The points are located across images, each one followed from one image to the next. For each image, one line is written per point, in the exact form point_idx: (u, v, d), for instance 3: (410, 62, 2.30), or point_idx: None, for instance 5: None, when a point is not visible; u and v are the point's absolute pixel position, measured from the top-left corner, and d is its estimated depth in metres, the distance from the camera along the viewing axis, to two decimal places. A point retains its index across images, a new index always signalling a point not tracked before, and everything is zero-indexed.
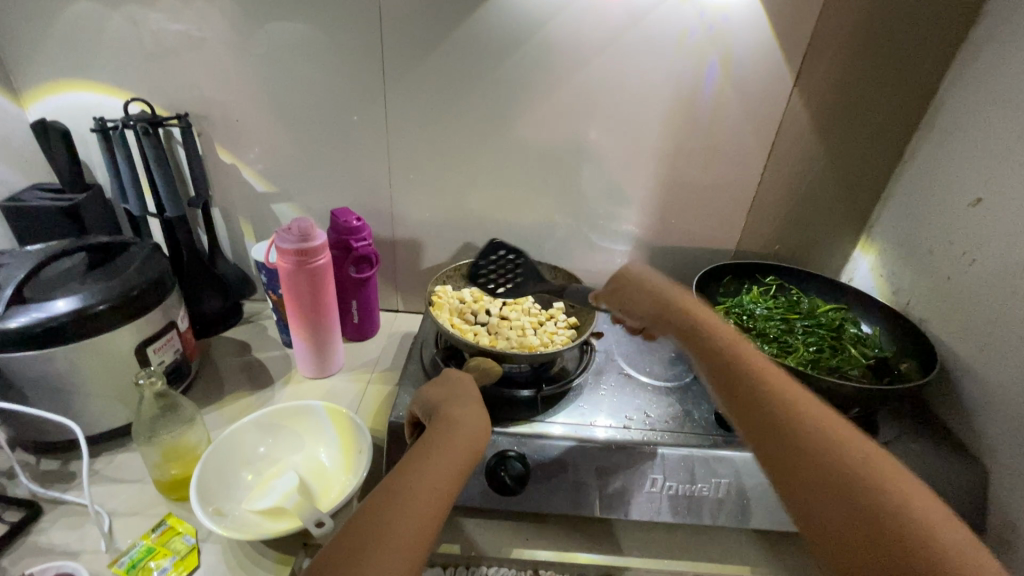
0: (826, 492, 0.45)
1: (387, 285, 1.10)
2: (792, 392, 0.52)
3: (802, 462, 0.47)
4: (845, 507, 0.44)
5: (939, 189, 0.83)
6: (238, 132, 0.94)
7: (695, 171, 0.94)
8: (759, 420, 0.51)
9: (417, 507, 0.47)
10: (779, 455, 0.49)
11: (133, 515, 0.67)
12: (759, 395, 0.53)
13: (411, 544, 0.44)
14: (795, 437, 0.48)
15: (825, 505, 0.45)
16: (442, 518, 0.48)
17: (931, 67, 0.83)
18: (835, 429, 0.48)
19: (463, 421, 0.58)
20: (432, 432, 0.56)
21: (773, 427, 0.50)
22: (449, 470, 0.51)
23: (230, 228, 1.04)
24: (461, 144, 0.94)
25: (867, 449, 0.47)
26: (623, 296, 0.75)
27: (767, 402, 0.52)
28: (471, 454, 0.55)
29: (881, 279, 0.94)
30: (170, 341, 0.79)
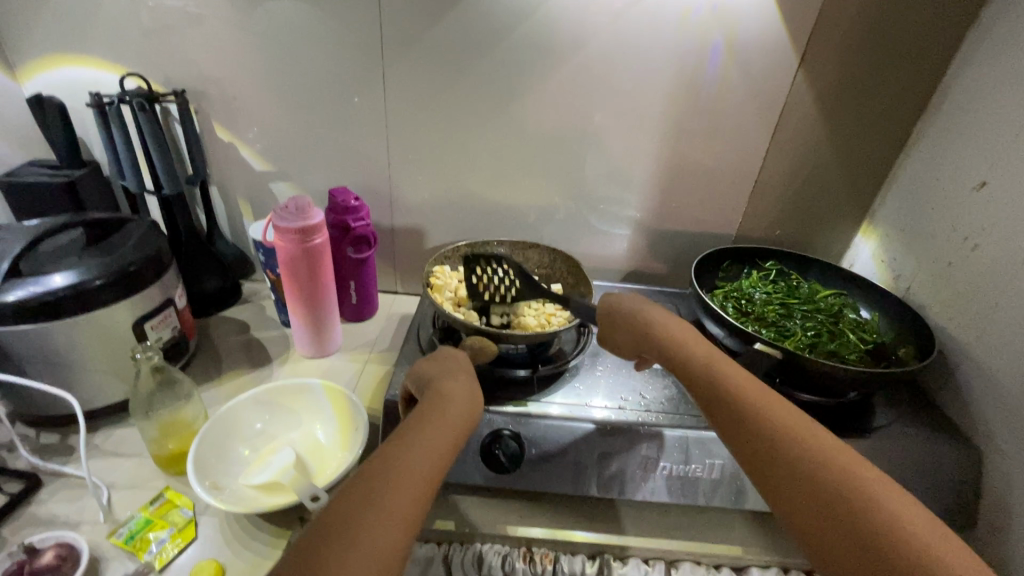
0: (850, 551, 0.44)
1: (386, 267, 1.10)
2: (797, 428, 0.51)
3: (824, 518, 0.46)
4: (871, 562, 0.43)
5: (943, 174, 0.82)
6: (236, 110, 0.93)
7: (697, 153, 0.93)
8: (768, 467, 0.50)
9: (408, 479, 0.47)
10: (796, 508, 0.48)
11: (132, 489, 0.68)
12: (770, 436, 0.51)
13: (401, 516, 0.45)
14: (813, 495, 0.47)
15: (856, 565, 0.43)
16: (433, 491, 0.49)
17: (941, 48, 0.81)
18: (848, 469, 0.47)
19: (455, 396, 0.58)
20: (424, 406, 0.57)
21: (778, 468, 0.50)
22: (439, 444, 0.52)
23: (229, 207, 1.03)
24: (461, 124, 0.93)
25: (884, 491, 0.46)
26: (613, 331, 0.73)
27: (779, 446, 0.50)
28: (462, 429, 0.56)
29: (882, 265, 0.94)
30: (169, 318, 0.79)
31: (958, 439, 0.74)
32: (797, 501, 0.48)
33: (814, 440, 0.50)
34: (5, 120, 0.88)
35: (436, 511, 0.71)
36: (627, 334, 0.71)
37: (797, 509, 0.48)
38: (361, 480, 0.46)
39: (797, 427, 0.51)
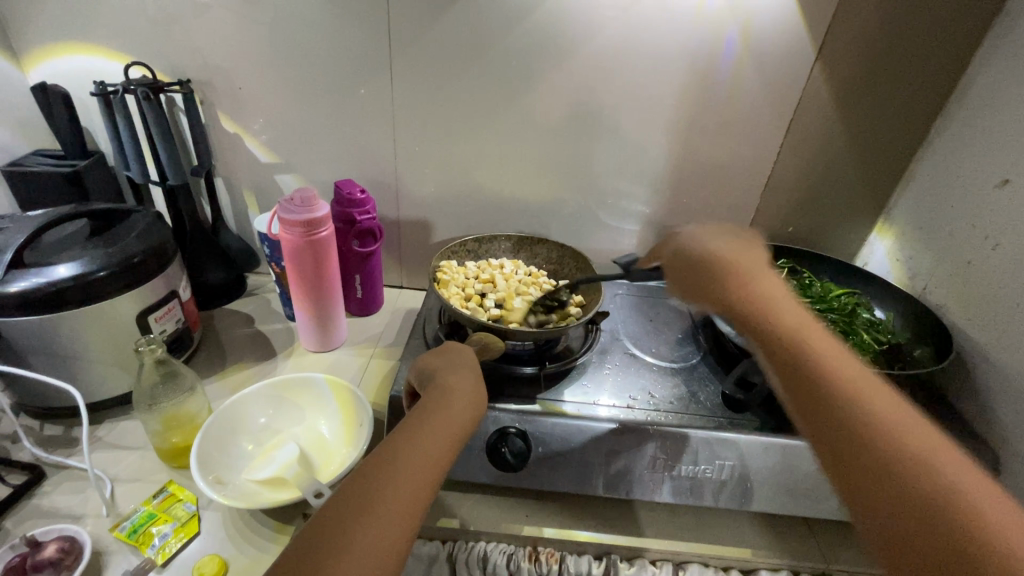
0: (879, 488, 0.40)
1: (392, 260, 1.09)
2: (834, 355, 0.47)
3: (857, 455, 0.42)
4: (907, 501, 0.39)
5: (964, 171, 0.80)
6: (241, 100, 0.92)
7: (710, 148, 0.92)
8: (812, 407, 0.46)
9: (408, 476, 0.46)
10: (834, 441, 0.43)
11: (136, 482, 0.67)
12: (804, 356, 0.47)
13: (401, 514, 0.44)
14: (845, 428, 0.43)
15: (892, 508, 0.39)
16: (435, 487, 0.48)
17: (964, 41, 0.79)
18: (880, 404, 0.44)
19: (459, 390, 0.57)
20: (426, 400, 0.55)
21: (817, 398, 0.45)
22: (441, 438, 0.51)
23: (234, 199, 1.02)
24: (469, 116, 0.92)
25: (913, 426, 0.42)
26: (681, 275, 0.60)
27: (815, 373, 0.46)
28: (465, 425, 0.54)
29: (898, 263, 0.92)
30: (172, 311, 0.78)
31: (975, 443, 0.72)
32: (834, 434, 0.44)
33: (846, 370, 0.46)
34: (10, 109, 0.88)
35: (441, 508, 0.70)
36: (682, 274, 0.59)
37: (834, 441, 0.44)
38: (359, 476, 0.45)
39: (831, 354, 0.47)
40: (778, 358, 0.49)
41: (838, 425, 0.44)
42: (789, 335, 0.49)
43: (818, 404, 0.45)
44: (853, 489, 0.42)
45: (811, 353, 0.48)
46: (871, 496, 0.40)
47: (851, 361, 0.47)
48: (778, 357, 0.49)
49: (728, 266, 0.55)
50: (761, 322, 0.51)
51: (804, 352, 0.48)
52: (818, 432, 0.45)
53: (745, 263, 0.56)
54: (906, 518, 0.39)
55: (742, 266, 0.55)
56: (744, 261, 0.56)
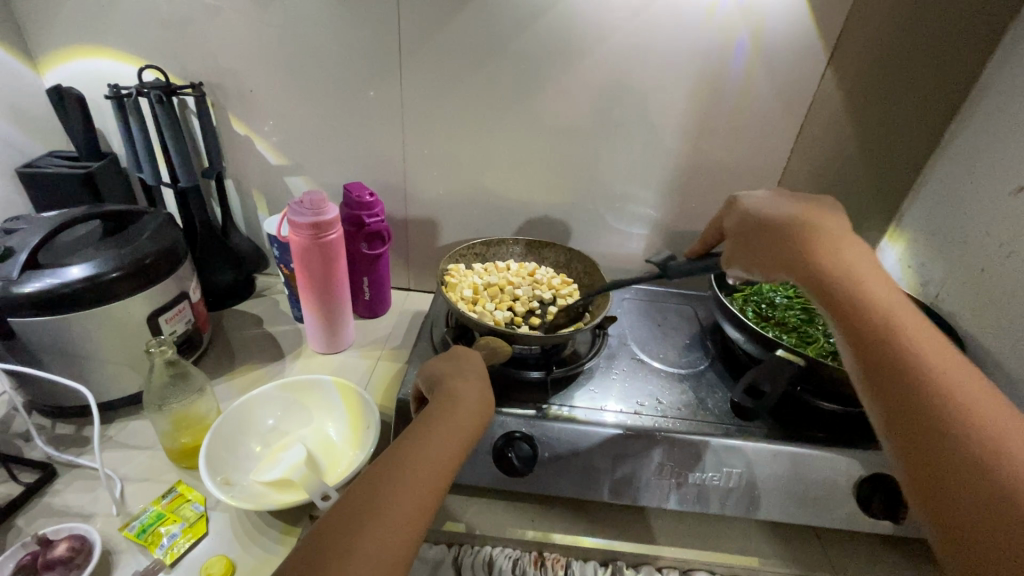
0: (944, 453, 0.40)
1: (400, 263, 1.09)
2: (915, 327, 0.46)
3: (923, 421, 0.41)
4: (966, 468, 0.38)
5: (978, 177, 0.79)
6: (252, 103, 0.93)
7: (720, 153, 0.91)
8: (889, 380, 0.44)
9: (412, 484, 0.46)
10: (901, 407, 0.43)
11: (145, 482, 0.68)
12: (881, 327, 0.47)
13: (404, 522, 0.44)
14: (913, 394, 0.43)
15: (966, 490, 0.38)
16: (440, 495, 0.48)
17: (978, 46, 0.78)
18: (959, 376, 0.42)
19: (465, 397, 0.57)
20: (432, 406, 0.55)
21: (889, 366, 0.45)
22: (447, 445, 0.51)
23: (244, 200, 1.03)
24: (477, 120, 0.92)
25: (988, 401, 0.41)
26: (749, 244, 0.60)
27: (887, 342, 0.46)
28: (471, 432, 0.54)
29: (909, 270, 0.91)
30: (182, 312, 0.79)
31: None
32: (900, 401, 0.43)
33: (923, 341, 0.45)
34: (26, 111, 0.89)
35: (447, 512, 0.70)
36: (759, 245, 0.59)
37: (901, 405, 0.43)
38: (363, 484, 0.45)
39: (910, 325, 0.46)
40: (851, 324, 0.48)
41: (905, 391, 0.43)
42: (866, 306, 0.48)
43: (890, 372, 0.44)
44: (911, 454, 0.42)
45: (884, 320, 0.47)
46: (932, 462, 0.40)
47: (933, 335, 0.46)
48: (850, 325, 0.48)
49: (814, 242, 0.54)
50: (837, 295, 0.50)
51: (879, 323, 0.47)
52: (886, 395, 0.44)
53: (831, 238, 0.54)
54: (963, 483, 0.38)
55: (836, 239, 0.54)
56: (834, 237, 0.54)
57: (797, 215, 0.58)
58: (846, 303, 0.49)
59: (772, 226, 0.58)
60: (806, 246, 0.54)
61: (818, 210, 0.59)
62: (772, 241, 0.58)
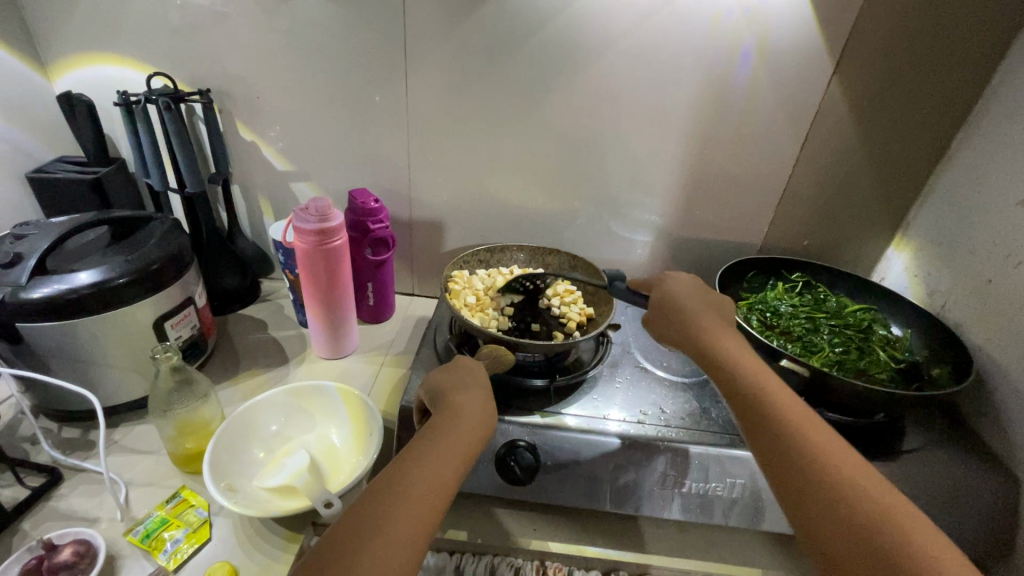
0: (820, 506, 0.45)
1: (404, 268, 1.09)
2: (786, 399, 0.53)
3: (802, 477, 0.47)
4: (839, 514, 0.44)
5: (985, 186, 0.79)
6: (259, 109, 0.94)
7: (724, 161, 0.91)
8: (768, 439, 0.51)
9: (416, 498, 0.46)
10: (781, 468, 0.49)
11: (149, 486, 0.69)
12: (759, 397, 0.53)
13: (408, 536, 0.44)
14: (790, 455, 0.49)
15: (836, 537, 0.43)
16: (444, 508, 0.48)
17: (986, 55, 0.77)
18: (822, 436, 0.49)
19: (468, 409, 0.57)
20: (435, 419, 0.56)
21: (766, 426, 0.52)
22: (450, 459, 0.51)
23: (250, 205, 1.04)
24: (481, 126, 0.92)
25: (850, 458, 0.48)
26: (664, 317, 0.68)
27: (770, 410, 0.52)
28: (473, 446, 0.54)
29: (915, 279, 0.90)
30: (188, 317, 0.79)
31: (996, 467, 0.70)
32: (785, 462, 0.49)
33: (792, 406, 0.52)
34: (36, 117, 0.90)
35: (449, 520, 0.70)
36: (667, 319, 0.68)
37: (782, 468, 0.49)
38: (368, 499, 0.45)
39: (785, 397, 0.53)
40: (739, 399, 0.55)
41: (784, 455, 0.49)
42: (748, 381, 0.55)
43: (772, 439, 0.50)
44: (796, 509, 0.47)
45: (765, 393, 0.54)
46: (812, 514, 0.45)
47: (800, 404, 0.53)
48: (737, 400, 0.55)
49: (706, 324, 0.63)
50: (722, 373, 0.57)
51: (764, 395, 0.53)
52: (770, 457, 0.50)
53: (716, 324, 0.63)
54: (838, 529, 0.44)
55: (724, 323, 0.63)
56: (716, 325, 0.63)
57: (688, 300, 0.67)
58: (735, 380, 0.56)
59: (677, 309, 0.67)
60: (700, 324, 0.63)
61: (710, 299, 0.68)
62: (675, 321, 0.66)
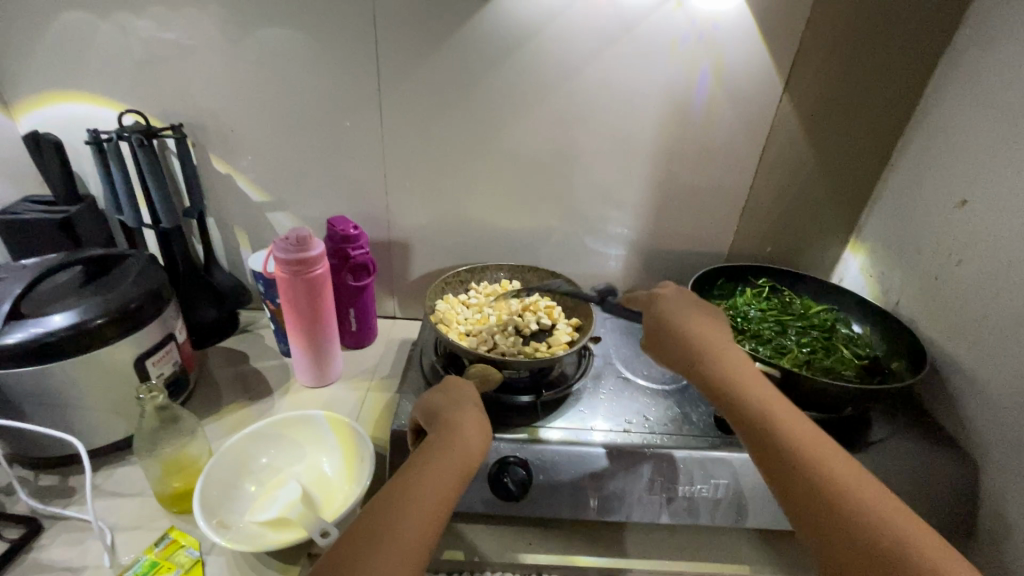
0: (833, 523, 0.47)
1: (384, 291, 1.10)
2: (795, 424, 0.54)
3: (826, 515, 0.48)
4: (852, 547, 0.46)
5: (926, 191, 0.85)
6: (232, 141, 0.94)
7: (689, 174, 0.96)
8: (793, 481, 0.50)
9: (414, 518, 0.48)
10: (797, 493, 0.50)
11: (136, 530, 0.67)
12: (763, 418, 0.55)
13: (400, 559, 0.45)
14: (807, 485, 0.49)
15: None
16: (438, 530, 0.49)
17: (917, 71, 0.85)
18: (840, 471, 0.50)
19: (465, 427, 0.59)
20: (430, 440, 0.57)
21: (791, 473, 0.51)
22: (447, 477, 0.52)
23: (225, 236, 1.03)
24: (455, 150, 0.95)
25: (846, 465, 0.50)
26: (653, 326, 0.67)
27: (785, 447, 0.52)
28: (469, 462, 0.56)
29: (871, 279, 0.96)
30: (169, 354, 0.78)
31: (953, 451, 0.76)
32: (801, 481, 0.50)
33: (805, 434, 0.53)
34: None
35: (445, 541, 0.71)
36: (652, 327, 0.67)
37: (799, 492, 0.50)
38: (359, 524, 0.47)
39: (763, 394, 0.56)
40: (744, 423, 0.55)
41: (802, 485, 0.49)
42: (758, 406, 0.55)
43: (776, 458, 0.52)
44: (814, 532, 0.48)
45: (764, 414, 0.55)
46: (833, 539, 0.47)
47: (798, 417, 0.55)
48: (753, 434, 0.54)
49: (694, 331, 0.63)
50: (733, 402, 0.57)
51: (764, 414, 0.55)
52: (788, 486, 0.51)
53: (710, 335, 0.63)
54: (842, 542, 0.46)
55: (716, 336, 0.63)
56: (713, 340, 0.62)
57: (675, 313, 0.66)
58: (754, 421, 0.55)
59: (673, 329, 0.64)
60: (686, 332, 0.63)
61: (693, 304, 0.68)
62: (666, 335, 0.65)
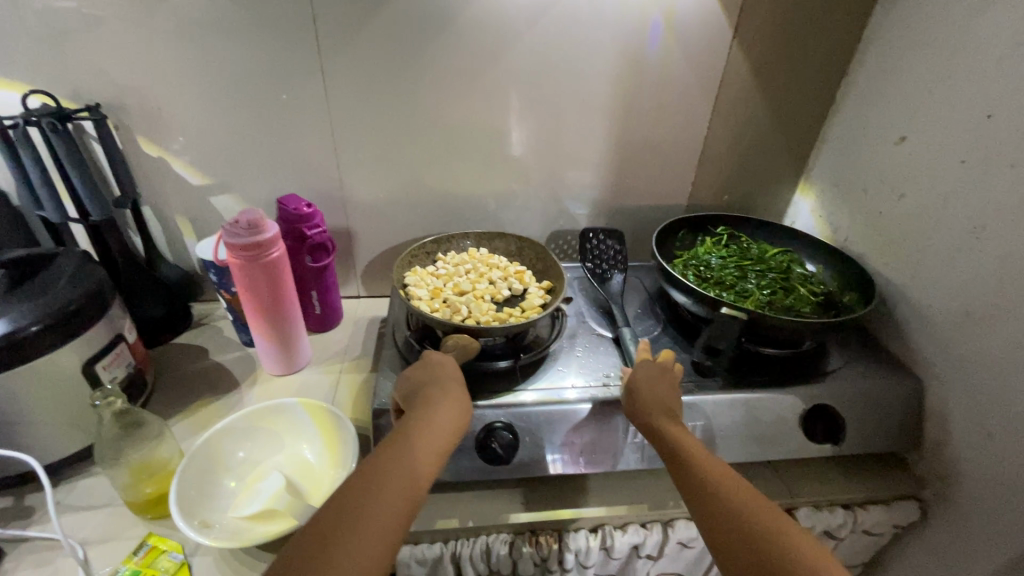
0: (750, 558, 0.47)
1: (346, 270, 1.06)
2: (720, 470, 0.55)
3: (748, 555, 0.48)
4: None
5: (868, 130, 0.89)
6: (161, 121, 0.86)
7: (646, 128, 0.96)
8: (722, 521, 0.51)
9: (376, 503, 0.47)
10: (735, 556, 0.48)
11: (111, 541, 0.64)
12: (682, 457, 0.57)
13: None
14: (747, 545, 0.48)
15: None
16: (384, 568, 0.45)
17: (858, 13, 0.87)
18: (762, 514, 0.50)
19: (442, 418, 0.57)
20: (398, 432, 0.55)
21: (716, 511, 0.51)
22: (418, 468, 0.51)
23: (166, 226, 0.96)
24: (407, 117, 0.91)
25: (771, 512, 0.50)
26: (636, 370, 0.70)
27: (708, 483, 0.54)
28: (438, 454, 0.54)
29: (821, 220, 1.00)
30: (121, 355, 0.73)
31: (901, 372, 0.82)
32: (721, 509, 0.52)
33: (731, 480, 0.54)
34: None
35: (437, 511, 0.71)
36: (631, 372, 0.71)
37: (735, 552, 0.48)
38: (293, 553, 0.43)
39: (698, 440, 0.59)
40: (677, 463, 0.57)
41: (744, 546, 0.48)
42: (689, 450, 0.58)
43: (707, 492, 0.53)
44: None
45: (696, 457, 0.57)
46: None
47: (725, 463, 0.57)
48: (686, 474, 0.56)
49: (652, 383, 0.68)
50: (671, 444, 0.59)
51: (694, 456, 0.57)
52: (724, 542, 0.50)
53: (661, 386, 0.67)
54: None
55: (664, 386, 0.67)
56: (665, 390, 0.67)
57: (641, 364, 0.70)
58: (690, 461, 0.57)
59: (637, 379, 0.68)
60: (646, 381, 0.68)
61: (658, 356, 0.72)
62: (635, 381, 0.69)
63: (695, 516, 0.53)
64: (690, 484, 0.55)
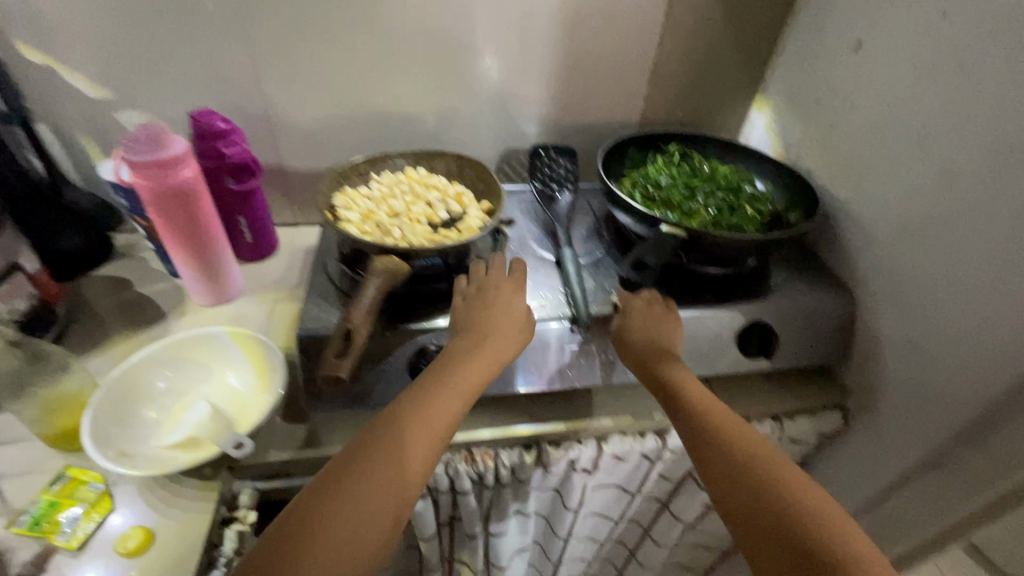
0: (757, 508, 0.53)
1: (279, 195, 0.99)
2: (730, 426, 0.60)
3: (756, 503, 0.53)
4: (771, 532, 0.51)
5: (826, 36, 0.84)
6: (41, 22, 0.75)
7: (595, 36, 0.89)
8: (730, 473, 0.56)
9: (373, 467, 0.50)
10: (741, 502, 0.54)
11: (26, 474, 0.62)
12: (691, 412, 0.62)
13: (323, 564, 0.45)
14: (752, 494, 0.54)
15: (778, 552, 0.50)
16: (386, 525, 0.49)
17: None
18: (770, 465, 0.55)
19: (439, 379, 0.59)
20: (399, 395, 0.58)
21: (726, 468, 0.56)
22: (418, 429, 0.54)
23: (69, 147, 0.87)
24: (328, 19, 0.81)
25: (777, 462, 0.56)
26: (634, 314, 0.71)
27: (717, 439, 0.59)
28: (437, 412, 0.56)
29: (775, 136, 0.97)
30: (18, 287, 0.69)
31: (838, 289, 0.82)
32: (717, 456, 0.58)
33: (739, 435, 0.59)
34: None
35: None
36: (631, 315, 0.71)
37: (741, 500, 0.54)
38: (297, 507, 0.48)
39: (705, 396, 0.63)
40: (685, 421, 0.62)
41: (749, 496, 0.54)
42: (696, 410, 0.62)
43: (715, 448, 0.58)
44: (746, 529, 0.53)
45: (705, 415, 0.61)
46: (759, 527, 0.52)
47: (731, 418, 0.61)
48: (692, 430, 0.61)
49: (658, 336, 0.69)
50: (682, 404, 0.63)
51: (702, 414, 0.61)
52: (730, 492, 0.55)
53: (667, 339, 0.69)
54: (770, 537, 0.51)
55: (668, 339, 0.69)
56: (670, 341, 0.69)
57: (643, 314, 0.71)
58: (696, 420, 0.61)
59: (637, 330, 0.70)
60: (653, 336, 0.69)
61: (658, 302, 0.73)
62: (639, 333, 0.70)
63: (700, 468, 0.59)
64: (697, 441, 0.60)
